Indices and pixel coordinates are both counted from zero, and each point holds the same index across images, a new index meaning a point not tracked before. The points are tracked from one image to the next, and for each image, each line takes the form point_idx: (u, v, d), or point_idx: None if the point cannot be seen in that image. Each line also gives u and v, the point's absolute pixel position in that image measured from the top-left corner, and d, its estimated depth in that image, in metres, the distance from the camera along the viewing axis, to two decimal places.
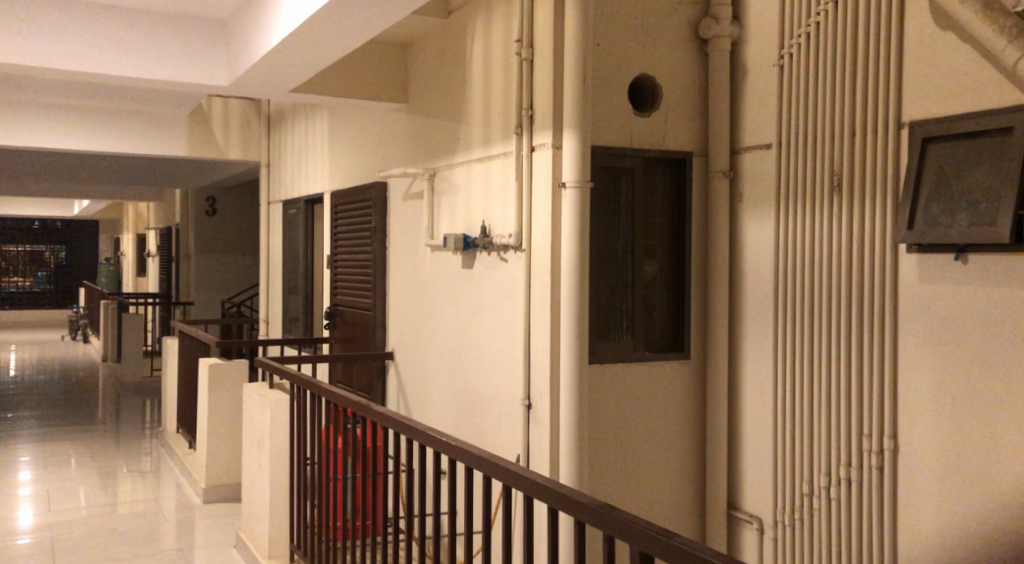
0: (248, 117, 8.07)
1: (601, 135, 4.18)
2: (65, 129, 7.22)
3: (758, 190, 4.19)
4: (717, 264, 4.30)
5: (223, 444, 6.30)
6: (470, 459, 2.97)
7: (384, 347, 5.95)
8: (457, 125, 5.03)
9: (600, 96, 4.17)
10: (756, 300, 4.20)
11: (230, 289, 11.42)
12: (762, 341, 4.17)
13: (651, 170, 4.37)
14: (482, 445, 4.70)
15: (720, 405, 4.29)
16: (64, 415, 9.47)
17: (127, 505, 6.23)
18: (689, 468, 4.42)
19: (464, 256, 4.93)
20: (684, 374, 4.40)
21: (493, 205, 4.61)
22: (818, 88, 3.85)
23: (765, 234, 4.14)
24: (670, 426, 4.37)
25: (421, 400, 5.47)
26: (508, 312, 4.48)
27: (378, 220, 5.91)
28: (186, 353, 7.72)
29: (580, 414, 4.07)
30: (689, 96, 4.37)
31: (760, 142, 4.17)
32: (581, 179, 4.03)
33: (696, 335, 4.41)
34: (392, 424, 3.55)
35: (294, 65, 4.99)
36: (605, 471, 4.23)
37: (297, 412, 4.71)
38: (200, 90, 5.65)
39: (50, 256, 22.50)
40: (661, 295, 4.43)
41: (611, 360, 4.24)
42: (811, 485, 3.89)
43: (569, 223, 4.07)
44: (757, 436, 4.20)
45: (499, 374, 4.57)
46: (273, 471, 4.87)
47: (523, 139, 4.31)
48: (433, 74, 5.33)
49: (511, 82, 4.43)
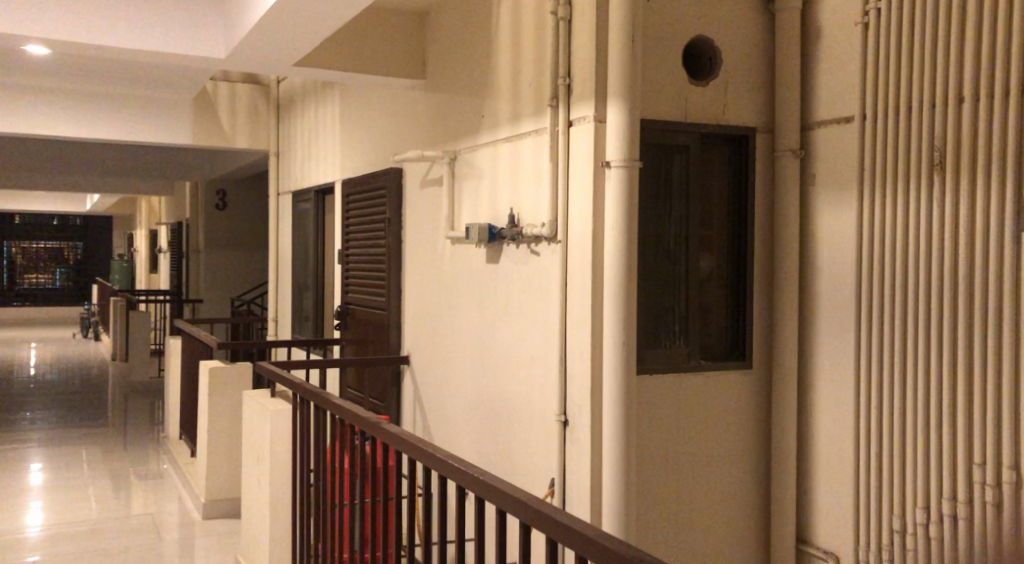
0: (256, 103, 7.47)
1: (652, 107, 3.58)
2: (55, 114, 6.69)
3: (836, 171, 3.58)
4: (786, 259, 3.70)
5: (223, 455, 5.72)
6: (503, 501, 2.37)
7: (398, 349, 5.36)
8: (481, 102, 4.44)
9: (649, 62, 3.57)
10: (832, 302, 3.59)
11: (240, 286, 10.86)
12: (840, 350, 3.56)
13: (708, 149, 3.76)
14: (512, 466, 4.11)
15: (789, 424, 3.69)
16: (67, 417, 8.94)
17: (120, 520, 5.63)
18: (752, 496, 3.81)
19: (489, 249, 4.32)
20: (745, 386, 3.78)
21: (523, 192, 4.01)
22: (916, 48, 3.24)
23: (845, 222, 3.53)
24: (730, 448, 3.76)
25: (440, 411, 4.89)
26: (541, 314, 3.89)
27: (393, 209, 5.32)
28: (188, 356, 7.15)
29: (629, 435, 3.47)
30: (751, 66, 3.76)
31: (838, 116, 3.56)
32: (628, 158, 3.43)
33: (760, 342, 3.80)
34: (406, 447, 2.94)
35: (298, 33, 4.41)
36: (654, 501, 3.63)
37: (300, 427, 4.14)
38: (193, 65, 5.07)
39: (68, 253, 22.10)
40: (717, 294, 3.82)
41: (662, 370, 3.63)
42: (906, 523, 3.28)
43: (613, 209, 3.46)
44: (833, 459, 3.59)
45: (531, 385, 3.96)
46: (273, 488, 4.29)
47: (558, 112, 3.70)
48: (456, 45, 4.74)
49: (545, 47, 3.83)
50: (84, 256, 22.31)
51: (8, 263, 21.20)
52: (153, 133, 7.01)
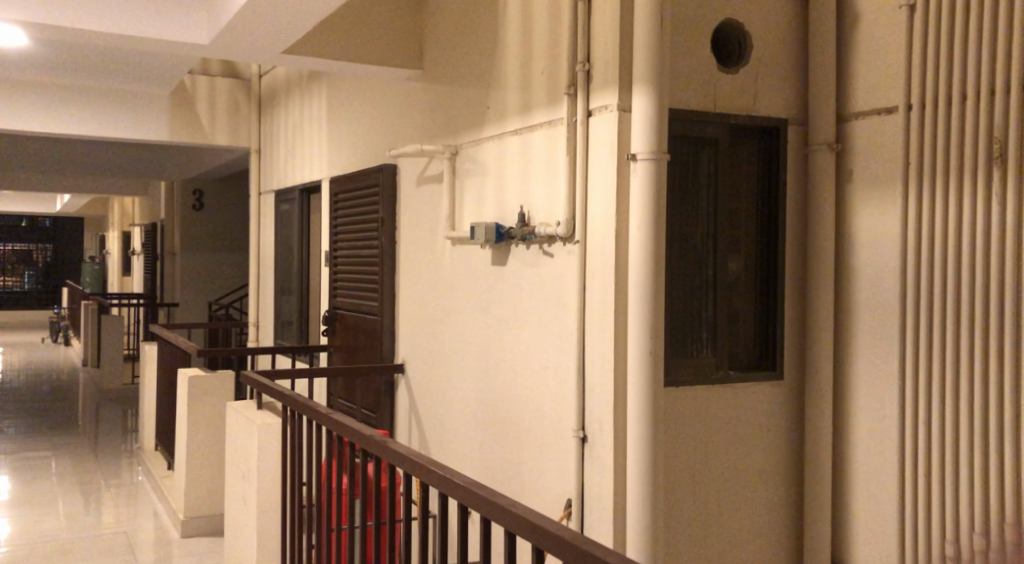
0: (237, 98, 7.13)
1: (680, 96, 3.30)
2: (25, 106, 6.31)
3: (876, 167, 3.30)
4: (820, 260, 3.42)
5: (204, 469, 5.36)
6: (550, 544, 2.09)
7: (392, 356, 5.04)
8: (485, 91, 4.14)
9: (678, 46, 3.29)
10: (873, 306, 3.31)
11: (217, 290, 10.47)
12: (883, 359, 3.28)
13: (737, 143, 3.49)
14: (522, 483, 3.80)
15: (824, 438, 3.41)
16: (36, 427, 8.51)
17: (92, 539, 5.25)
18: (782, 515, 3.54)
19: (495, 249, 4.02)
20: (775, 397, 3.51)
21: (535, 188, 3.71)
22: (970, 33, 2.98)
23: (888, 220, 3.26)
24: (760, 464, 3.49)
25: (439, 423, 4.58)
26: (554, 320, 3.59)
27: (387, 207, 5.01)
28: (165, 362, 6.77)
29: (656, 452, 3.19)
30: (782, 54, 3.50)
31: (879, 107, 3.30)
32: (655, 150, 3.14)
33: (792, 349, 3.53)
34: (418, 470, 2.64)
35: (289, 17, 4.10)
36: (682, 521, 3.34)
37: (290, 441, 3.80)
38: (174, 52, 4.73)
39: (38, 256, 21.58)
40: (746, 299, 3.54)
41: (690, 381, 3.35)
42: (960, 549, 3.01)
43: (640, 206, 3.18)
44: (873, 477, 3.31)
45: (544, 397, 3.66)
46: (261, 507, 3.95)
47: (577, 101, 3.41)
48: (456, 32, 4.45)
49: (561, 31, 3.54)
50: (55, 258, 21.81)
51: None
52: (129, 127, 6.64)
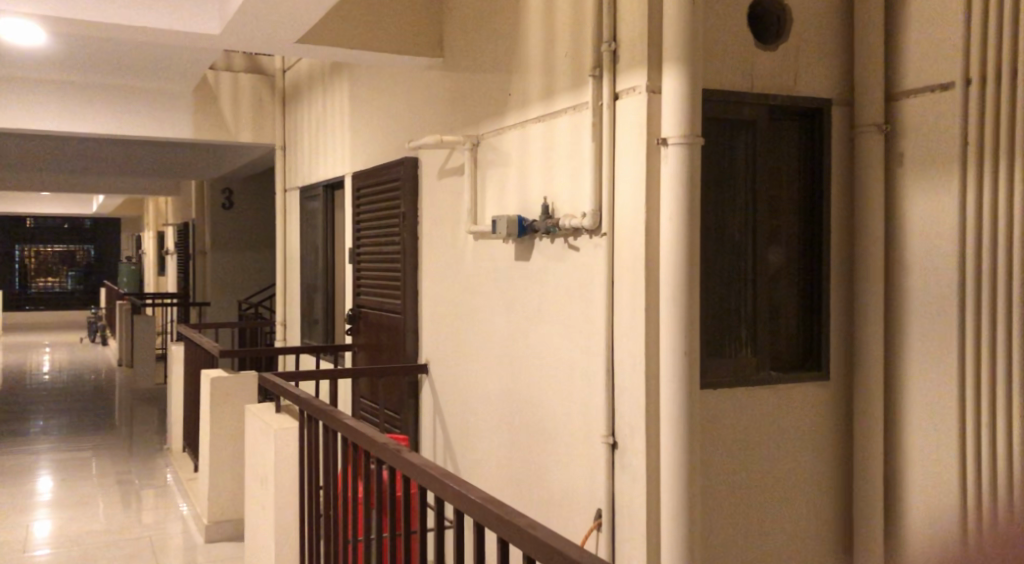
0: (260, 94, 6.99)
1: (714, 75, 3.05)
2: (46, 107, 6.19)
3: (928, 149, 3.04)
4: (869, 248, 3.16)
5: (227, 471, 5.19)
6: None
7: (415, 355, 4.84)
8: (507, 78, 3.92)
9: (710, 22, 3.04)
10: (926, 300, 3.05)
11: (248, 288, 10.36)
12: (937, 356, 3.02)
13: (777, 125, 3.24)
14: (551, 490, 3.57)
15: (875, 444, 3.15)
16: (67, 427, 8.43)
17: (115, 542, 5.10)
18: (829, 524, 3.28)
19: (519, 244, 3.80)
20: (821, 399, 3.25)
21: (560, 178, 3.49)
22: None
23: (942, 206, 3.00)
24: (805, 471, 3.24)
25: (463, 425, 4.37)
26: (581, 318, 3.36)
27: (408, 201, 4.81)
28: (190, 363, 6.64)
29: (692, 458, 2.95)
30: (825, 30, 3.23)
31: (931, 85, 3.03)
32: (687, 133, 2.90)
33: (839, 348, 3.27)
34: (432, 484, 2.42)
35: (302, 5, 3.91)
36: (720, 532, 3.11)
37: (307, 447, 3.61)
38: (186, 44, 4.55)
39: (80, 256, 21.75)
40: (788, 293, 3.29)
41: (727, 382, 3.11)
42: None
43: (670, 195, 2.94)
44: (929, 485, 3.05)
45: (571, 400, 3.43)
46: (278, 515, 3.76)
47: (602, 83, 3.18)
48: (476, 16, 4.23)
49: (585, 10, 3.31)
50: (96, 258, 21.96)
51: (20, 268, 20.89)
52: (151, 126, 6.50)
